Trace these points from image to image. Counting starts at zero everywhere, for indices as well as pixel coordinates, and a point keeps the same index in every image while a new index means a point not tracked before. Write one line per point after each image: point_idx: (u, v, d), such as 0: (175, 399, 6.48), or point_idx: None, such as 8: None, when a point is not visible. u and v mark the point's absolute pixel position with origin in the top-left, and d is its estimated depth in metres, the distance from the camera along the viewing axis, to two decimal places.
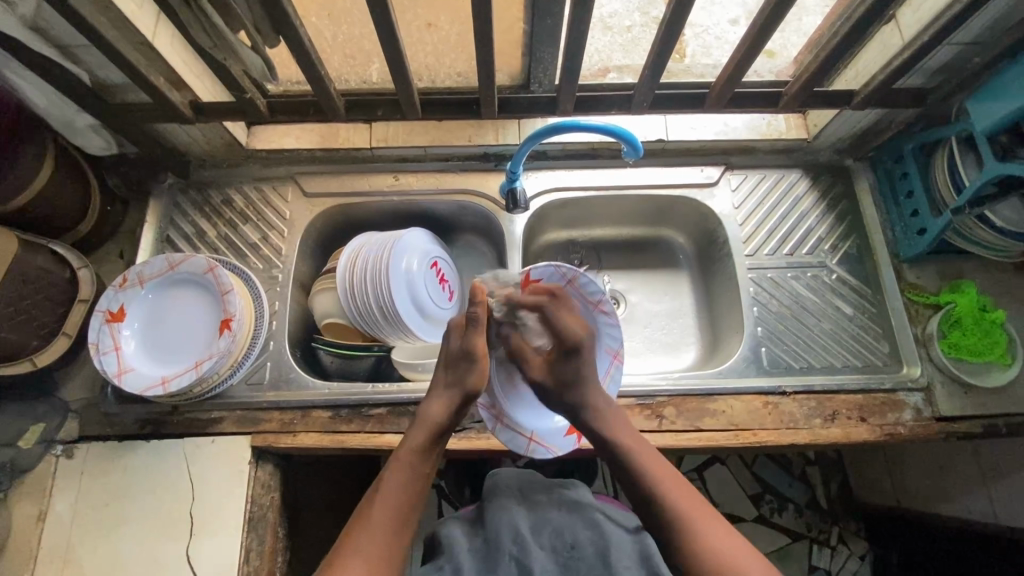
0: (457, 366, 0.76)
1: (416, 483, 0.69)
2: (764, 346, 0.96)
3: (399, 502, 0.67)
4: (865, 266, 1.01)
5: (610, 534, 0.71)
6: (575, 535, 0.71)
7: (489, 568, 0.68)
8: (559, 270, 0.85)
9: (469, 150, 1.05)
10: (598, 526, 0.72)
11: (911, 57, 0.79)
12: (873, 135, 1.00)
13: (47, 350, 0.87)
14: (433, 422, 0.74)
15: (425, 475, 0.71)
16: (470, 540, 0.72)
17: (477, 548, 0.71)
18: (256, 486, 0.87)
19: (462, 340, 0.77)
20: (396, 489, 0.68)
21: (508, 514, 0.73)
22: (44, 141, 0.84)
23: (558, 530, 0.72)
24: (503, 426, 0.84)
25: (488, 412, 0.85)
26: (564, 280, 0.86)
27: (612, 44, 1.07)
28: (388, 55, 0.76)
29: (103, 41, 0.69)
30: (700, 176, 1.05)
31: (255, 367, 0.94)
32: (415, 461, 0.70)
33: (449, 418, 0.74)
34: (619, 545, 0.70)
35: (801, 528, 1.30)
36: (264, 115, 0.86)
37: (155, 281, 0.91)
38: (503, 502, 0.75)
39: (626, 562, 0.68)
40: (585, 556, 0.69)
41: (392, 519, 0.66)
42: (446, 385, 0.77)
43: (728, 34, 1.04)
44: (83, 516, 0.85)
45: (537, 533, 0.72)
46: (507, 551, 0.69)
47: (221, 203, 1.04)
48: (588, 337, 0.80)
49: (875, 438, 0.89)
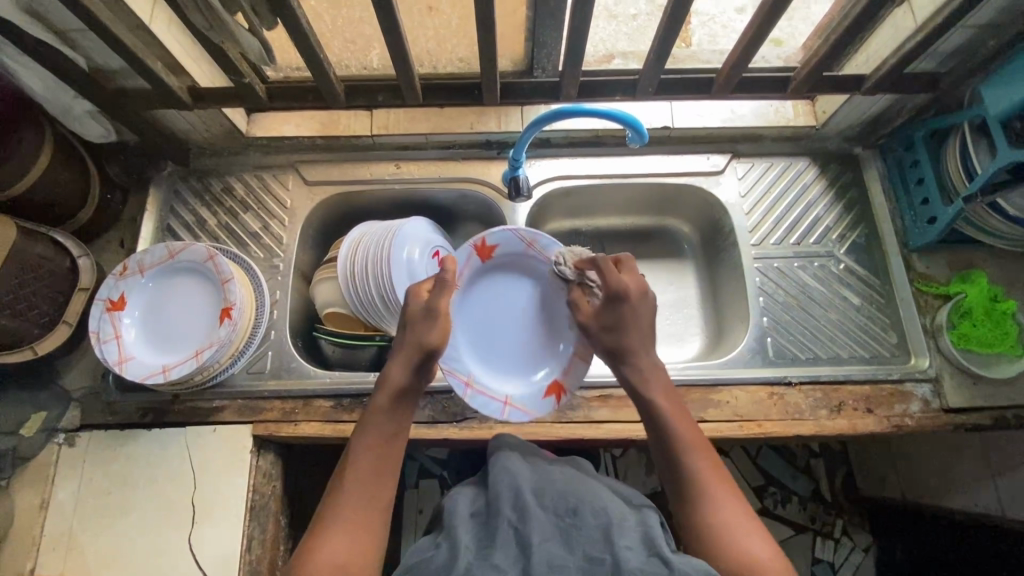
0: (416, 325, 0.74)
1: (385, 444, 0.68)
2: (770, 337, 0.95)
3: (370, 466, 0.66)
4: (873, 255, 1.00)
5: (616, 505, 0.62)
6: (581, 500, 0.61)
7: (486, 539, 0.59)
8: (516, 235, 0.88)
9: (470, 137, 1.03)
10: (605, 498, 0.62)
11: (926, 38, 0.76)
12: (883, 122, 0.98)
13: (48, 338, 0.86)
14: (392, 385, 0.71)
15: (392, 435, 0.69)
16: (470, 510, 0.63)
17: (477, 519, 0.62)
18: (257, 475, 0.87)
19: (427, 299, 0.76)
20: (366, 453, 0.67)
21: (511, 478, 0.65)
22: (41, 128, 0.84)
23: (562, 492, 0.63)
24: (475, 391, 0.85)
25: (458, 379, 0.84)
26: (523, 242, 0.89)
27: (617, 33, 1.05)
28: (388, 39, 0.75)
29: (97, 22, 0.67)
30: (706, 164, 1.04)
31: (256, 356, 0.93)
32: (379, 423, 0.69)
33: (410, 378, 0.71)
34: (624, 520, 0.59)
35: (804, 520, 1.30)
36: (262, 100, 0.84)
37: (155, 270, 0.90)
38: (508, 467, 0.67)
39: (631, 540, 0.56)
40: (586, 525, 0.58)
41: (366, 483, 0.65)
42: (403, 346, 0.74)
43: (734, 22, 1.03)
44: (85, 504, 0.86)
45: (539, 497, 0.62)
46: (506, 519, 0.60)
47: (222, 191, 1.03)
48: (641, 297, 0.77)
49: (881, 429, 0.88)
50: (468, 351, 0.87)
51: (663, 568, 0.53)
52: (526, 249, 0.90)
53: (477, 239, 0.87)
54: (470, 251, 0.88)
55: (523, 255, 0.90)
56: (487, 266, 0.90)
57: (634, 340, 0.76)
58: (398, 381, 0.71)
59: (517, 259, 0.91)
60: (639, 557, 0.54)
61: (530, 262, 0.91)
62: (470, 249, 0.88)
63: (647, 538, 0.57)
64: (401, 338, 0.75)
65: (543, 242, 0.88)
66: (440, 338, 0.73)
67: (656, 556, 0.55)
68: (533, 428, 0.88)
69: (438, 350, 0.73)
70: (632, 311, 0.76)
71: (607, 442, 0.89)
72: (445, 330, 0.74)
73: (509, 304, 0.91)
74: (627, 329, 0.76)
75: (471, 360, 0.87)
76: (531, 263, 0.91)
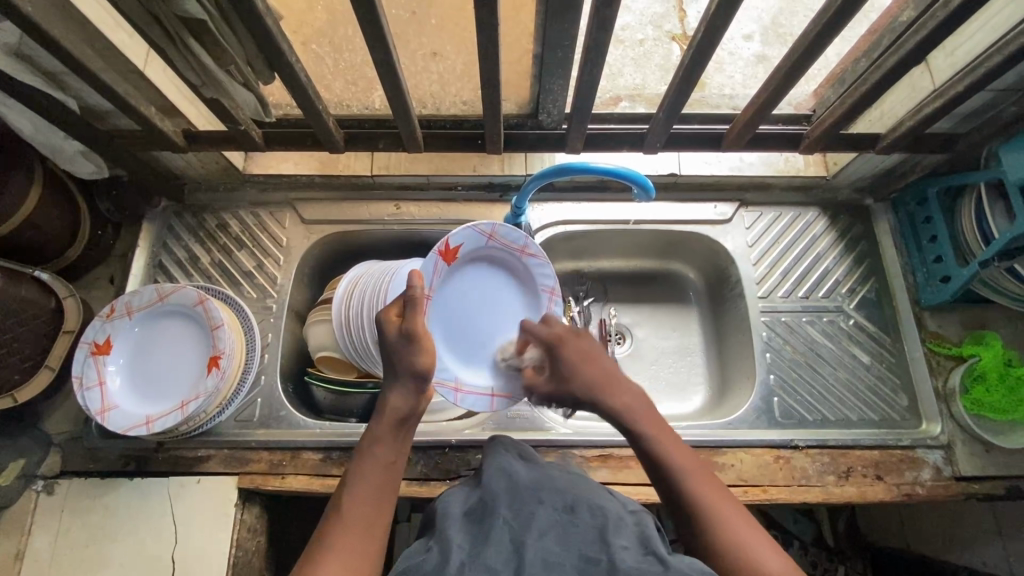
0: (396, 350, 0.68)
1: (385, 471, 0.64)
2: (777, 396, 0.92)
3: (369, 494, 0.62)
4: (884, 312, 0.97)
5: (613, 504, 0.56)
6: (578, 498, 0.56)
7: (478, 539, 0.52)
8: (477, 229, 0.79)
9: (473, 179, 1.01)
10: (602, 498, 0.57)
11: (944, 105, 0.74)
12: (896, 177, 0.95)
13: (29, 385, 0.83)
14: (393, 412, 0.67)
15: (392, 462, 0.65)
16: (463, 510, 0.57)
17: (471, 519, 0.55)
18: (241, 529, 0.84)
19: (402, 323, 0.68)
20: (365, 481, 0.62)
21: (505, 476, 0.60)
22: (30, 168, 0.81)
23: (560, 490, 0.57)
24: (466, 392, 0.79)
25: (447, 387, 0.78)
26: (484, 236, 0.81)
27: (624, 58, 1.07)
28: (389, 90, 0.72)
29: (89, 75, 0.65)
30: (712, 213, 1.01)
31: (244, 404, 0.90)
32: (379, 449, 0.65)
33: (412, 406, 0.68)
34: (621, 520, 0.54)
35: (807, 567, 1.24)
36: (259, 145, 0.82)
37: (143, 313, 0.88)
38: (502, 466, 0.61)
39: (626, 540, 0.51)
40: (583, 525, 0.53)
41: (365, 511, 0.60)
42: (393, 376, 0.69)
43: (741, 49, 1.05)
44: (62, 556, 0.82)
45: (534, 492, 0.57)
46: (500, 519, 0.54)
47: (216, 227, 1.00)
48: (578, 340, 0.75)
49: (891, 498, 0.85)
50: (448, 356, 0.80)
51: (659, 565, 0.48)
52: (488, 240, 0.81)
53: (441, 244, 0.77)
54: (435, 258, 0.77)
55: (488, 249, 0.82)
56: (452, 267, 0.80)
57: (588, 378, 0.71)
58: (400, 409, 0.67)
59: (481, 252, 0.82)
60: (634, 556, 0.49)
61: (494, 250, 0.84)
62: (435, 255, 0.77)
63: (643, 536, 0.52)
64: (392, 363, 0.69)
65: (504, 231, 0.81)
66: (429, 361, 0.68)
67: (652, 554, 0.49)
68: None
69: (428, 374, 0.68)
70: (577, 348, 0.74)
71: None
72: (431, 352, 0.68)
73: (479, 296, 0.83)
74: (581, 368, 0.72)
75: (453, 365, 0.80)
76: (493, 253, 0.84)
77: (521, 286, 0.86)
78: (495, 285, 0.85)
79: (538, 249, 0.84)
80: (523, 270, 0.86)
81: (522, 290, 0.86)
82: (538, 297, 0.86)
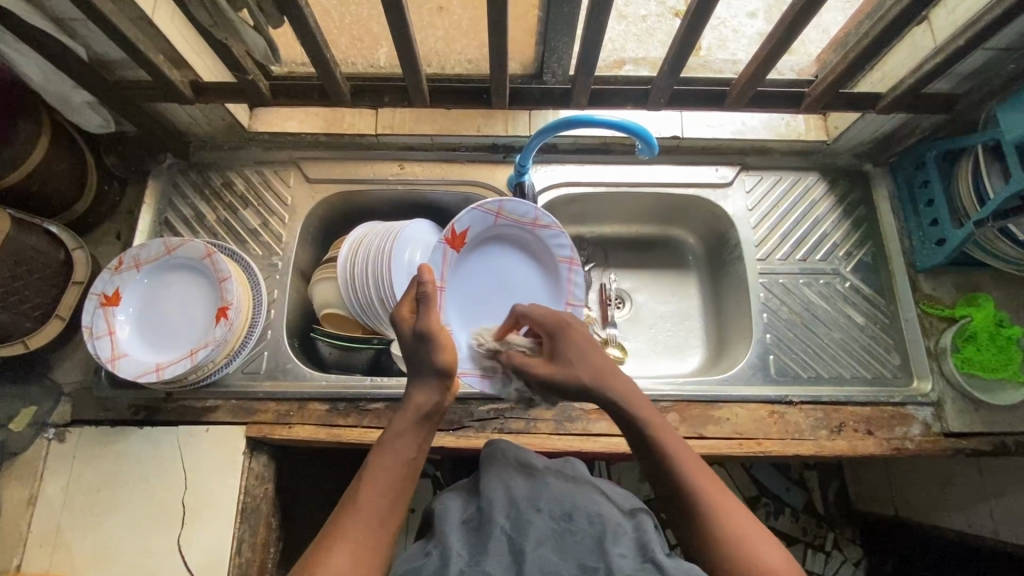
0: (416, 353, 0.70)
1: (402, 465, 0.64)
2: (772, 354, 0.94)
3: (386, 489, 0.62)
4: (879, 274, 0.98)
5: (612, 513, 0.61)
6: (576, 506, 0.60)
7: (477, 547, 0.57)
8: (482, 210, 0.85)
9: (477, 140, 1.02)
10: (600, 505, 0.62)
11: (945, 61, 0.75)
12: (896, 141, 0.96)
13: (40, 332, 0.85)
14: (417, 406, 0.68)
15: (412, 459, 0.65)
16: (462, 517, 0.62)
17: (470, 527, 0.60)
18: (249, 477, 0.87)
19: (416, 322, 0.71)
20: (381, 476, 0.63)
21: (502, 485, 0.64)
22: (39, 118, 0.81)
23: (556, 498, 0.62)
24: (495, 380, 0.86)
25: (477, 378, 0.82)
26: (491, 215, 0.86)
27: (627, 33, 1.05)
28: (398, 42, 0.73)
29: (100, 15, 0.66)
30: (714, 176, 1.02)
31: (252, 356, 0.92)
32: (401, 444, 0.65)
33: (436, 403, 0.69)
34: (619, 527, 0.59)
35: (796, 533, 1.28)
36: (266, 97, 0.83)
37: (151, 266, 0.89)
38: (500, 474, 0.66)
39: (624, 548, 0.56)
40: (581, 531, 0.58)
41: (379, 505, 0.61)
42: (415, 373, 0.70)
43: (745, 27, 1.03)
44: (73, 500, 0.84)
45: (533, 501, 0.61)
46: (499, 526, 0.58)
47: (221, 185, 1.01)
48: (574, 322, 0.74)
49: (881, 452, 0.87)
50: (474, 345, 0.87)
51: (656, 571, 0.52)
52: (495, 219, 0.87)
53: (448, 232, 0.83)
54: (442, 247, 0.83)
55: (495, 227, 0.88)
56: (461, 252, 0.87)
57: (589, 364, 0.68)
58: (424, 404, 0.68)
59: (489, 232, 0.88)
60: (631, 564, 0.54)
61: (502, 231, 0.89)
62: (442, 245, 0.83)
63: (640, 544, 0.56)
64: (415, 363, 0.71)
65: (509, 206, 0.85)
66: (449, 359, 0.70)
67: (648, 561, 0.54)
68: (529, 439, 0.87)
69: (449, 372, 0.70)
70: (578, 336, 0.72)
71: (603, 455, 0.88)
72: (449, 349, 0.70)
73: (492, 276, 0.90)
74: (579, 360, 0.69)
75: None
76: (502, 230, 0.89)
77: (540, 260, 0.92)
78: (511, 263, 0.91)
79: (550, 220, 0.87)
80: (539, 243, 0.91)
81: (541, 266, 0.92)
82: (558, 269, 0.92)
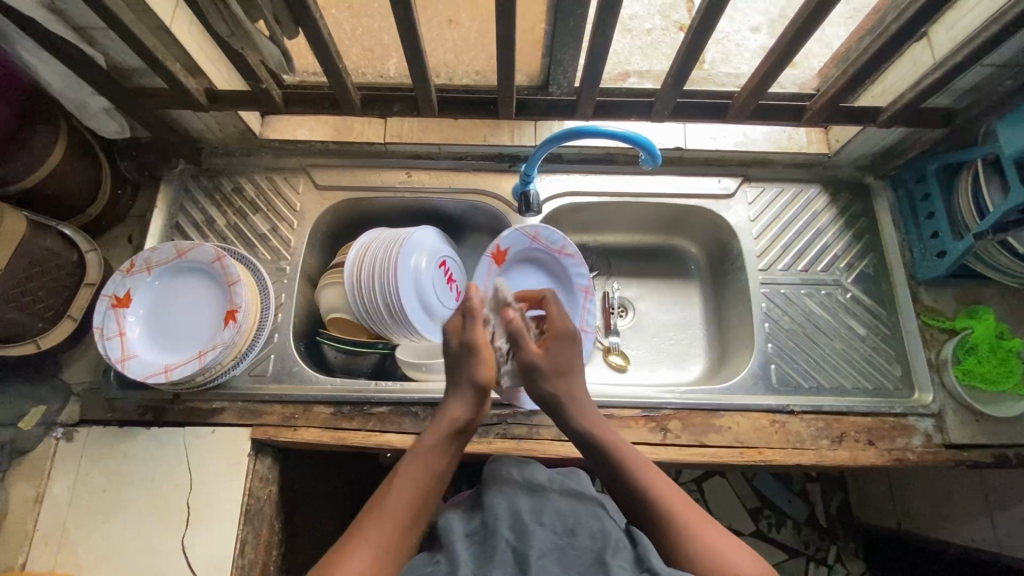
0: (462, 363, 0.75)
1: (430, 478, 0.66)
2: (774, 363, 0.95)
3: (413, 496, 0.64)
4: (880, 285, 0.99)
5: (614, 527, 0.62)
6: (578, 521, 0.62)
7: (483, 558, 0.58)
8: (523, 233, 0.99)
9: (483, 150, 1.04)
10: (602, 520, 0.63)
11: (943, 76, 0.77)
12: (896, 154, 0.98)
13: (52, 333, 0.86)
14: (452, 420, 0.71)
15: (441, 472, 0.68)
16: (466, 529, 0.63)
17: (474, 539, 0.61)
18: (253, 479, 0.87)
19: (465, 335, 0.76)
20: (411, 485, 0.65)
21: (506, 499, 0.65)
22: (56, 124, 0.84)
23: (560, 514, 0.63)
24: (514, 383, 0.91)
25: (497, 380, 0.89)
26: (529, 238, 0.99)
27: (631, 47, 1.07)
28: (409, 52, 0.75)
29: (120, 25, 0.68)
30: (717, 186, 1.04)
31: (258, 359, 0.93)
32: (432, 455, 0.68)
33: (468, 420, 0.72)
34: (620, 541, 0.60)
35: (798, 545, 1.27)
36: (279, 106, 0.86)
37: (162, 268, 0.91)
38: (503, 489, 0.67)
39: (623, 560, 0.57)
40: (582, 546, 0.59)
41: (405, 512, 0.63)
42: (457, 385, 0.75)
43: (749, 41, 1.04)
44: (80, 500, 0.85)
45: (536, 515, 0.63)
46: (503, 538, 0.59)
47: (232, 191, 1.03)
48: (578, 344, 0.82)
49: (882, 463, 0.87)
50: None
51: None
52: (531, 242, 1.00)
53: (493, 247, 0.98)
54: (488, 259, 0.98)
55: (529, 250, 1.01)
56: (502, 268, 1.01)
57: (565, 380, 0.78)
58: (459, 418, 0.71)
59: (526, 252, 1.01)
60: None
61: (535, 254, 1.02)
62: (488, 256, 0.98)
63: (639, 557, 0.57)
64: (454, 376, 0.75)
65: (546, 233, 0.99)
66: (489, 374, 0.74)
67: (647, 572, 0.55)
68: (531, 446, 0.87)
69: (485, 389, 0.74)
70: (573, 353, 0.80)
71: None
72: (493, 366, 0.75)
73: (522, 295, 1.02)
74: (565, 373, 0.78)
75: None
76: (534, 253, 1.02)
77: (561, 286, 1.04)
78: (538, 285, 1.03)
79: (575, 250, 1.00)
80: (559, 267, 1.03)
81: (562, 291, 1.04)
82: (574, 296, 1.03)
